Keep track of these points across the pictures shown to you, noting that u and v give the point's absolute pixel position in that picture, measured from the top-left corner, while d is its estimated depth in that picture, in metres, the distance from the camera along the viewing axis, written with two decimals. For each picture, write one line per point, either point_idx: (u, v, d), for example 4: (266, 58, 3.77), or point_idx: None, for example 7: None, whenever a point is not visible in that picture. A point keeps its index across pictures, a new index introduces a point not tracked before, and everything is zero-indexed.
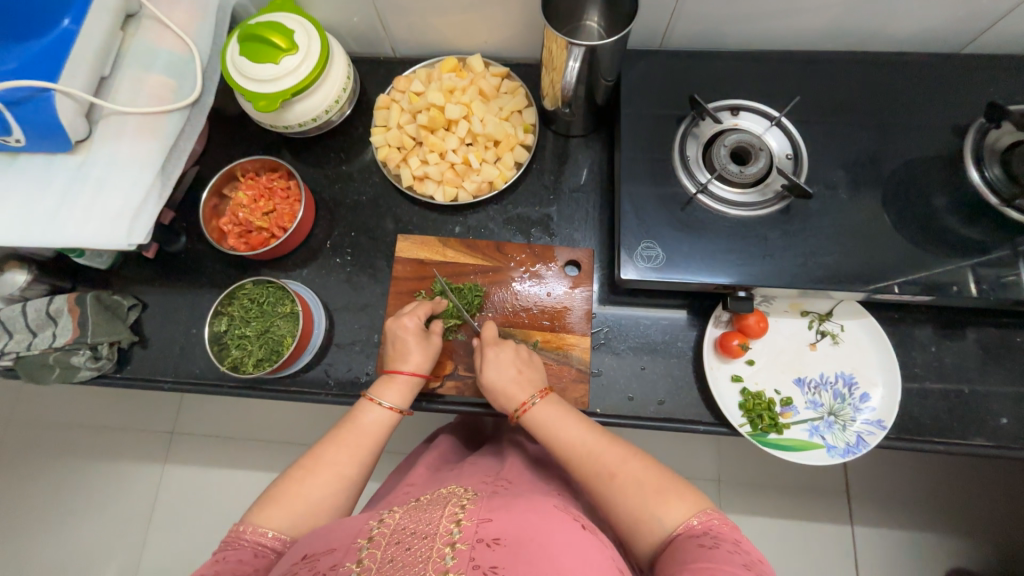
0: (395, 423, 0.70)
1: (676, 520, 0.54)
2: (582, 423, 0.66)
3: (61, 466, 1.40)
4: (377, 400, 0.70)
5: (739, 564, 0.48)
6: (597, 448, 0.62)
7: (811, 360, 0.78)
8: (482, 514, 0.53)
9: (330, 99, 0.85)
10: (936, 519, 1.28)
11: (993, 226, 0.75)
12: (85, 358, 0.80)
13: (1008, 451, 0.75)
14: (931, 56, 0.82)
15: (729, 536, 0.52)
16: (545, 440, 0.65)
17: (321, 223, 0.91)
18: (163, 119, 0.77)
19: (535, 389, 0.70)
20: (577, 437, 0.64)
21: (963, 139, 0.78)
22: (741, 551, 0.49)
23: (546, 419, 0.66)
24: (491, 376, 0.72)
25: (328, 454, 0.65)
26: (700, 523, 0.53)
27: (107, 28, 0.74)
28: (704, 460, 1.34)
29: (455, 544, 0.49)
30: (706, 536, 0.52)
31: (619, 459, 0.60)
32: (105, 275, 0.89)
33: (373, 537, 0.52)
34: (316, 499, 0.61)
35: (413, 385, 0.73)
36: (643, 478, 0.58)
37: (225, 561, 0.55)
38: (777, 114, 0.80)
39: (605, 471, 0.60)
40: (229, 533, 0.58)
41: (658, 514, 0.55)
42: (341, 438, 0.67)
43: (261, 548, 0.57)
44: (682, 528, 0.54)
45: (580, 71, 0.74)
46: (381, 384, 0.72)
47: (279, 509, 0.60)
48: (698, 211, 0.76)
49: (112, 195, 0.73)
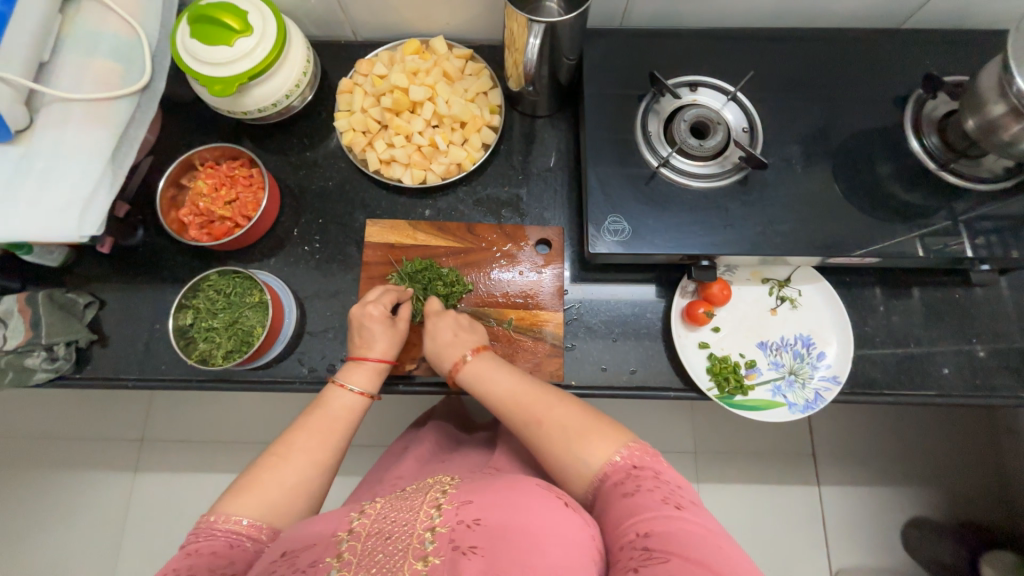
0: (366, 407, 0.71)
1: (600, 459, 0.56)
2: (514, 374, 0.68)
3: (21, 482, 1.33)
4: (346, 385, 0.71)
5: (658, 502, 0.50)
6: (525, 400, 0.64)
7: (772, 324, 0.82)
8: (463, 496, 0.53)
9: (290, 83, 0.83)
10: (893, 473, 1.37)
11: (933, 190, 0.80)
12: (40, 359, 0.78)
13: (950, 398, 0.82)
14: (874, 31, 0.87)
15: (651, 470, 0.54)
16: (477, 392, 0.68)
17: (287, 211, 0.89)
18: (111, 105, 0.74)
19: (468, 347, 0.72)
20: (507, 389, 0.66)
21: (904, 109, 0.83)
22: (661, 486, 0.52)
23: (473, 374, 0.69)
24: (428, 338, 0.75)
25: (299, 440, 0.64)
26: (622, 460, 0.55)
27: (42, 10, 0.70)
28: (680, 432, 1.39)
29: (434, 528, 0.50)
30: (628, 476, 0.54)
31: (546, 408, 0.62)
32: (57, 273, 0.85)
33: (353, 529, 0.52)
34: (290, 483, 0.60)
35: (380, 370, 0.74)
36: (568, 423, 0.59)
37: (197, 554, 0.53)
38: (733, 88, 0.83)
39: (533, 421, 0.62)
40: (198, 524, 0.56)
41: (582, 455, 0.57)
42: (310, 423, 0.66)
43: (237, 536, 0.55)
44: (606, 467, 0.55)
45: (541, 49, 0.75)
46: (349, 369, 0.73)
47: (254, 496, 0.58)
48: (661, 184, 0.78)
49: (59, 185, 0.70)
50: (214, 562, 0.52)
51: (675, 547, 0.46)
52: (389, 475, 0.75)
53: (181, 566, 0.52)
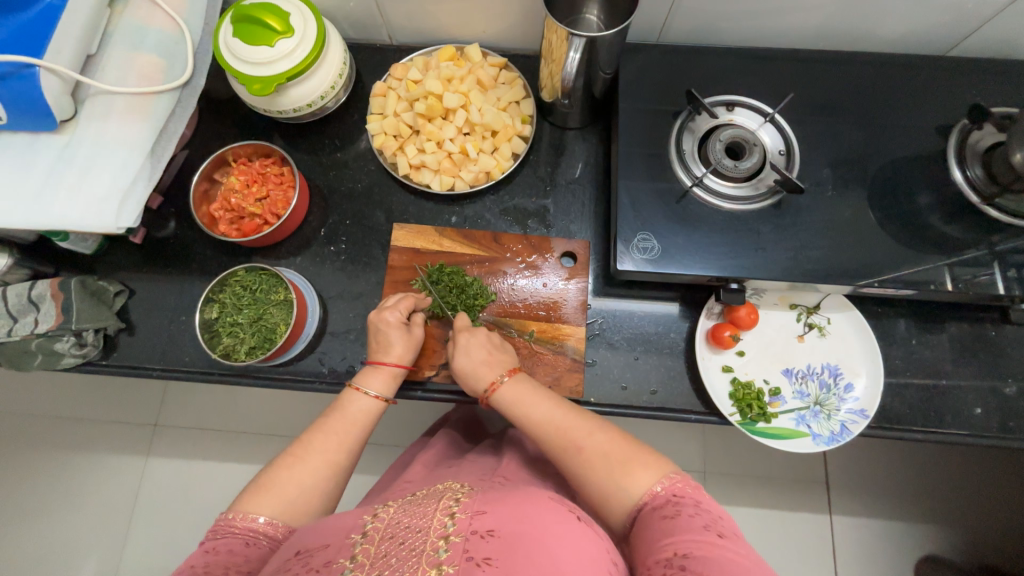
0: (381, 410, 0.71)
1: (641, 488, 0.55)
2: (550, 399, 0.67)
3: (39, 460, 1.36)
4: (362, 389, 0.70)
5: (699, 528, 0.49)
6: (564, 424, 0.63)
7: (799, 351, 0.81)
8: (476, 507, 0.53)
9: (326, 84, 0.83)
10: (911, 508, 1.33)
11: (974, 223, 0.77)
12: (69, 344, 0.79)
13: (981, 439, 0.79)
14: (920, 57, 0.85)
15: (692, 498, 0.53)
16: (513, 415, 0.67)
17: (315, 210, 0.90)
18: (153, 100, 0.75)
19: (503, 368, 0.71)
20: (544, 414, 0.64)
21: (947, 139, 0.80)
22: (702, 513, 0.51)
23: (510, 397, 0.67)
24: (457, 355, 0.73)
25: (317, 442, 0.64)
26: (664, 489, 0.54)
27: (94, 5, 0.72)
28: (692, 452, 1.37)
29: (448, 537, 0.49)
30: (669, 503, 0.53)
31: (585, 433, 0.61)
32: (89, 260, 0.87)
33: (367, 532, 0.52)
34: (307, 485, 0.61)
35: (397, 375, 0.73)
36: (608, 451, 0.58)
37: (215, 551, 0.54)
38: (770, 110, 0.81)
39: (572, 445, 0.60)
40: (217, 521, 0.57)
41: (623, 484, 0.55)
42: (328, 424, 0.66)
43: (254, 535, 0.56)
44: (648, 497, 0.54)
45: (579, 63, 0.75)
46: (366, 373, 0.72)
47: (271, 494, 0.59)
48: (693, 204, 0.77)
49: (99, 176, 0.71)
50: (230, 561, 0.53)
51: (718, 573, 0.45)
52: (399, 480, 0.74)
53: (199, 564, 0.53)
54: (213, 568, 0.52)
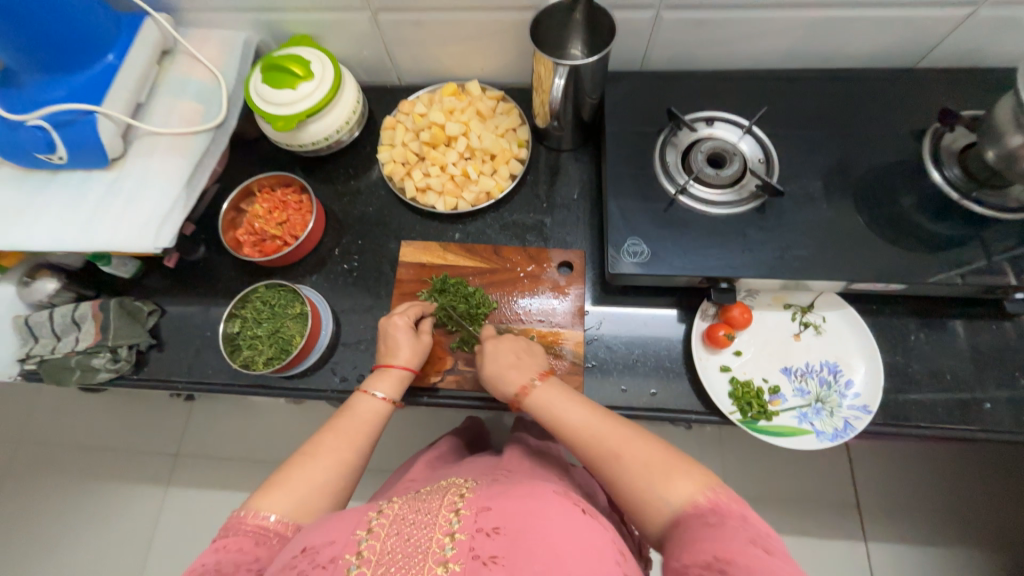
0: (389, 412, 0.74)
1: (681, 497, 0.55)
2: (586, 405, 0.67)
3: (66, 488, 1.41)
4: (370, 392, 0.74)
5: (744, 541, 0.49)
6: (603, 431, 0.63)
7: (796, 350, 0.82)
8: (481, 503, 0.55)
9: (341, 120, 0.93)
10: (946, 528, 1.26)
11: (958, 219, 0.80)
12: (104, 360, 0.85)
13: (994, 434, 0.78)
14: (888, 70, 0.90)
15: (736, 512, 0.52)
16: (547, 419, 0.67)
17: (330, 232, 0.97)
18: (191, 139, 0.85)
19: (535, 373, 0.72)
20: (579, 420, 0.65)
21: (922, 142, 0.84)
22: (747, 527, 0.50)
23: (541, 403, 0.68)
24: (488, 361, 0.76)
25: (327, 441, 0.67)
26: (707, 500, 0.53)
27: (146, 62, 0.83)
28: (707, 470, 1.34)
29: (454, 534, 0.52)
30: (712, 513, 0.52)
31: (623, 441, 0.61)
32: (126, 284, 0.95)
33: (372, 528, 0.54)
34: (317, 482, 0.63)
35: (404, 378, 0.77)
36: (649, 460, 0.58)
37: (225, 550, 0.56)
38: (748, 123, 0.87)
39: (611, 453, 0.61)
40: (229, 518, 0.59)
41: (663, 493, 0.56)
42: (338, 424, 0.70)
43: (263, 531, 0.58)
44: (689, 507, 0.54)
45: (565, 89, 0.82)
46: (374, 377, 0.76)
47: (282, 492, 0.61)
48: (680, 211, 0.82)
49: (143, 204, 0.80)
50: (240, 559, 0.55)
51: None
52: (403, 477, 0.78)
53: (212, 560, 0.55)
54: (222, 568, 0.54)
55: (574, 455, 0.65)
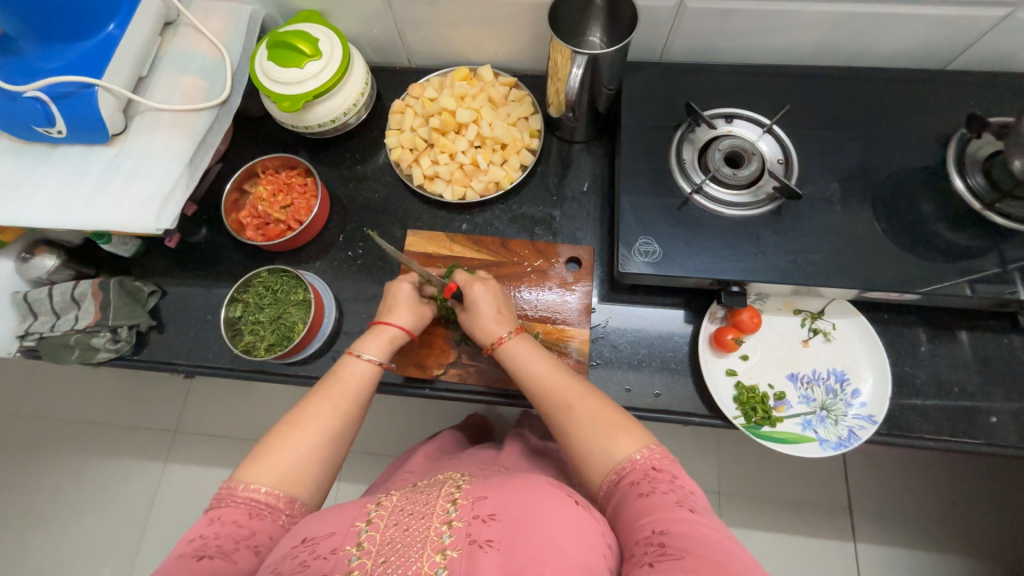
0: (378, 375, 0.71)
1: (623, 454, 0.56)
2: (550, 359, 0.68)
3: (66, 461, 1.42)
4: (358, 353, 0.71)
5: (672, 504, 0.51)
6: (560, 383, 0.64)
7: (804, 357, 0.81)
8: (478, 492, 0.54)
9: (348, 102, 0.90)
10: (938, 533, 1.27)
11: (978, 230, 0.78)
12: (104, 339, 0.85)
13: (998, 449, 0.77)
14: (918, 71, 0.87)
15: (668, 474, 0.54)
16: (513, 371, 0.69)
17: (335, 218, 0.95)
18: (194, 116, 0.83)
19: (509, 326, 0.72)
20: (543, 371, 0.66)
21: (947, 148, 0.82)
22: (676, 490, 0.52)
23: (511, 353, 0.69)
24: (467, 310, 0.75)
25: (312, 410, 0.65)
26: (643, 459, 0.55)
27: (147, 33, 0.80)
28: (704, 469, 1.35)
29: (451, 522, 0.50)
30: (645, 477, 0.54)
31: (578, 393, 0.63)
32: (127, 263, 0.93)
33: (372, 520, 0.53)
34: (303, 452, 0.61)
35: (396, 339, 0.75)
36: (597, 415, 0.60)
37: (221, 521, 0.55)
38: (769, 121, 0.84)
39: (564, 403, 0.63)
40: (220, 491, 0.58)
41: (608, 447, 0.57)
42: (323, 392, 0.67)
43: (255, 504, 0.57)
44: (628, 462, 0.56)
45: (582, 78, 0.80)
46: (363, 339, 0.73)
47: (270, 464, 0.59)
48: (694, 210, 0.80)
49: (144, 183, 0.78)
50: (237, 533, 0.55)
51: (695, 547, 0.46)
52: (401, 470, 0.78)
53: (207, 533, 0.55)
54: (222, 542, 0.54)
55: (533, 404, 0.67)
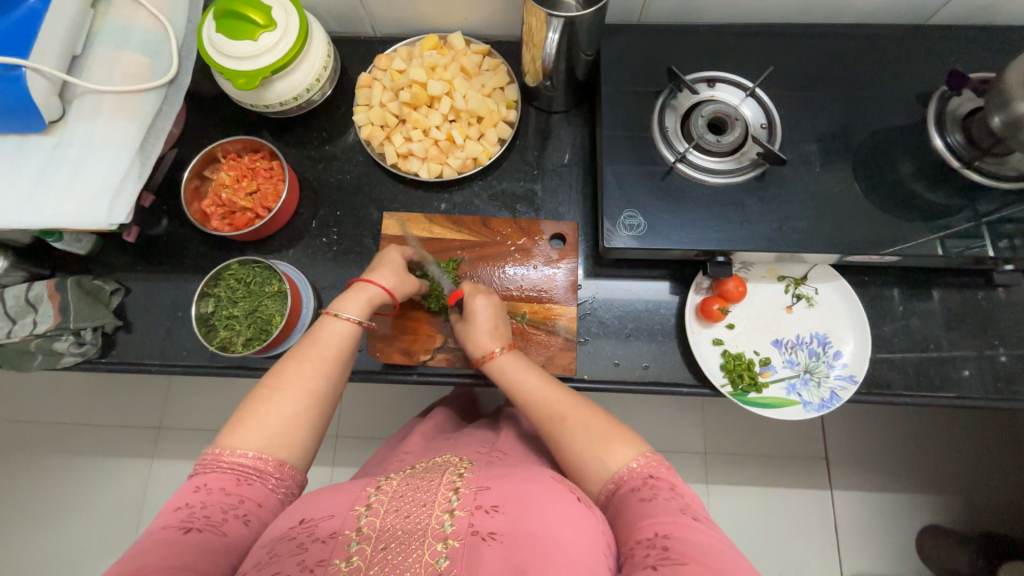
0: (357, 335, 0.69)
1: (618, 463, 0.57)
2: (540, 374, 0.69)
3: (45, 466, 1.38)
4: (337, 312, 0.68)
5: (675, 511, 0.51)
6: (551, 398, 0.65)
7: (787, 322, 0.82)
8: (480, 483, 0.55)
9: (310, 77, 0.84)
10: (909, 478, 1.35)
11: (956, 188, 0.78)
12: (68, 343, 0.80)
13: (969, 400, 0.81)
14: (899, 26, 0.85)
15: (666, 481, 0.55)
16: (504, 383, 0.70)
17: (306, 203, 0.90)
18: (139, 98, 0.76)
19: (501, 341, 0.72)
20: (533, 386, 0.67)
21: (927, 106, 0.81)
22: (679, 497, 0.53)
23: (504, 369, 0.70)
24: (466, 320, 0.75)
25: (292, 371, 0.62)
26: (640, 467, 0.56)
27: (76, 5, 0.72)
28: (690, 432, 1.39)
29: (453, 511, 0.51)
30: (646, 485, 0.54)
31: (572, 406, 0.63)
32: (84, 261, 0.88)
33: (371, 505, 0.53)
34: (287, 413, 0.59)
35: (376, 299, 0.72)
36: (593, 426, 0.60)
37: (208, 489, 0.54)
38: (752, 84, 0.82)
39: (559, 417, 0.62)
40: (205, 457, 0.56)
41: (603, 457, 0.57)
42: (302, 352, 0.64)
43: (243, 469, 0.56)
44: (624, 471, 0.56)
45: (559, 44, 0.75)
46: (343, 298, 0.70)
47: (254, 428, 0.58)
48: (677, 180, 0.78)
49: (91, 174, 0.72)
50: (226, 502, 0.53)
51: (696, 554, 0.47)
52: (395, 452, 0.76)
53: (195, 501, 0.53)
54: (210, 513, 0.52)
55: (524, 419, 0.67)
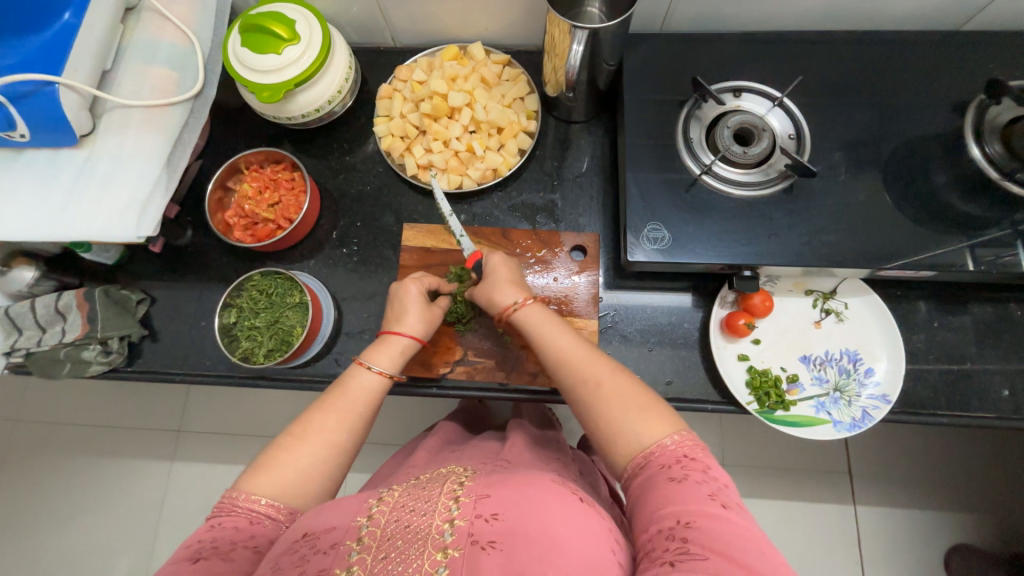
0: (384, 389, 0.67)
1: (653, 438, 0.54)
2: (570, 332, 0.65)
3: (70, 467, 1.41)
4: (368, 364, 0.68)
5: (704, 496, 0.49)
6: (584, 359, 0.61)
7: (816, 338, 0.80)
8: (480, 490, 0.53)
9: (333, 89, 0.85)
10: (938, 495, 1.30)
11: (995, 200, 0.75)
12: (95, 352, 0.81)
13: (1009, 421, 0.77)
14: (933, 33, 0.83)
15: (699, 463, 0.52)
16: (533, 338, 0.66)
17: (326, 214, 0.91)
18: (166, 111, 0.77)
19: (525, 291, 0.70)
20: (564, 347, 0.63)
21: (963, 115, 0.79)
22: (708, 481, 0.50)
23: (531, 323, 0.66)
24: (485, 277, 0.73)
25: (317, 422, 0.62)
26: (674, 444, 0.53)
27: (107, 21, 0.74)
28: (708, 444, 1.36)
29: (452, 520, 0.50)
30: (676, 466, 0.52)
31: (606, 371, 0.60)
32: (111, 271, 0.89)
33: (372, 515, 0.52)
34: (305, 467, 0.59)
35: (407, 349, 0.71)
36: (629, 394, 0.57)
37: (222, 527, 0.55)
38: (779, 94, 0.80)
39: (591, 381, 0.59)
40: (222, 499, 0.57)
41: (636, 429, 0.55)
42: (329, 404, 0.64)
43: (255, 515, 0.56)
44: (656, 447, 0.53)
45: (583, 55, 0.74)
46: (373, 349, 0.70)
47: (271, 476, 0.58)
48: (702, 192, 0.77)
49: (119, 188, 0.73)
50: (237, 536, 0.54)
51: (719, 545, 0.45)
52: (403, 464, 0.75)
53: (207, 539, 0.54)
54: (220, 545, 0.53)
55: (553, 381, 0.63)
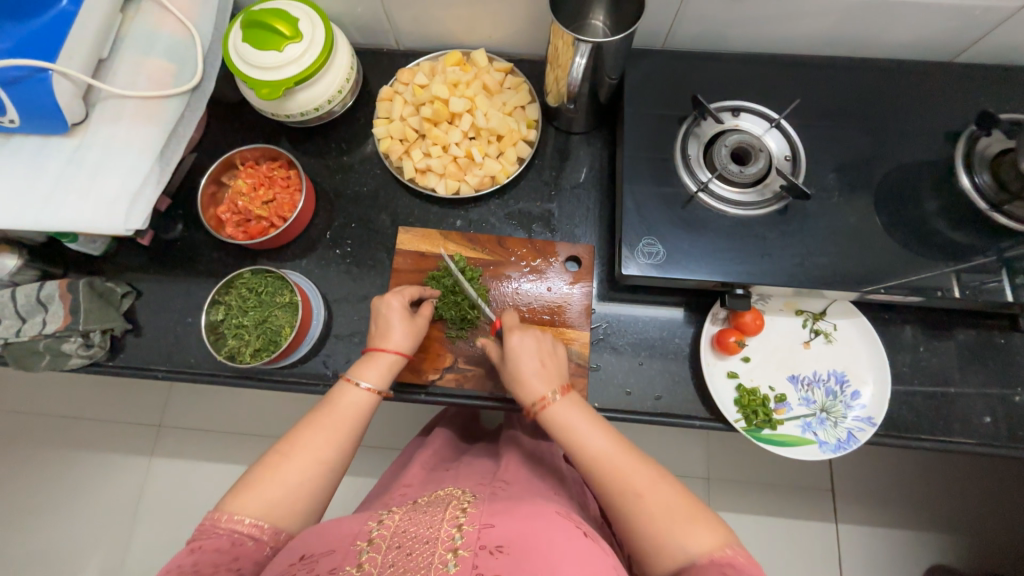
0: (374, 404, 0.68)
1: (699, 548, 0.52)
2: (609, 433, 0.62)
3: (46, 458, 1.37)
4: (357, 380, 0.68)
5: None
6: (623, 464, 0.58)
7: (805, 357, 0.81)
8: (483, 520, 0.52)
9: (333, 89, 0.84)
10: (917, 516, 1.32)
11: (983, 230, 0.77)
12: (76, 345, 0.79)
13: (990, 448, 0.78)
14: (926, 63, 0.85)
15: (754, 574, 0.50)
16: (565, 437, 0.62)
17: (321, 213, 0.90)
18: (162, 103, 0.76)
19: (556, 385, 0.66)
20: (602, 449, 0.60)
21: (955, 145, 0.80)
22: None
23: (563, 421, 0.63)
24: (508, 360, 0.69)
25: (305, 438, 0.62)
26: (725, 556, 0.51)
27: (106, 9, 0.72)
28: (694, 456, 1.36)
29: (457, 550, 0.48)
30: (729, 570, 0.50)
31: (649, 480, 0.57)
32: (98, 262, 0.88)
33: (373, 540, 0.51)
34: (293, 484, 0.59)
35: (395, 364, 0.72)
36: (672, 505, 0.55)
37: (202, 550, 0.54)
38: (777, 115, 0.81)
39: (632, 489, 0.56)
40: (203, 520, 0.56)
41: (682, 540, 0.53)
42: (318, 420, 0.64)
43: (239, 536, 0.55)
44: (705, 558, 0.51)
45: (586, 68, 0.75)
46: (362, 364, 0.70)
47: (255, 495, 0.57)
48: (699, 209, 0.77)
49: (109, 179, 0.72)
50: (220, 559, 0.54)
51: None
52: (394, 484, 0.72)
53: (186, 564, 0.53)
54: (202, 568, 0.53)
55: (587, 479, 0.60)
